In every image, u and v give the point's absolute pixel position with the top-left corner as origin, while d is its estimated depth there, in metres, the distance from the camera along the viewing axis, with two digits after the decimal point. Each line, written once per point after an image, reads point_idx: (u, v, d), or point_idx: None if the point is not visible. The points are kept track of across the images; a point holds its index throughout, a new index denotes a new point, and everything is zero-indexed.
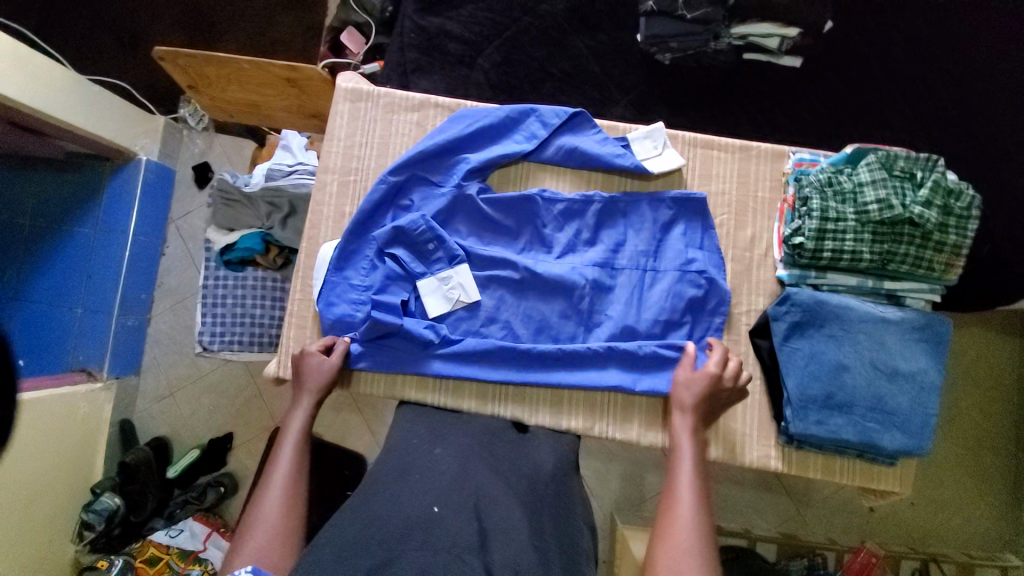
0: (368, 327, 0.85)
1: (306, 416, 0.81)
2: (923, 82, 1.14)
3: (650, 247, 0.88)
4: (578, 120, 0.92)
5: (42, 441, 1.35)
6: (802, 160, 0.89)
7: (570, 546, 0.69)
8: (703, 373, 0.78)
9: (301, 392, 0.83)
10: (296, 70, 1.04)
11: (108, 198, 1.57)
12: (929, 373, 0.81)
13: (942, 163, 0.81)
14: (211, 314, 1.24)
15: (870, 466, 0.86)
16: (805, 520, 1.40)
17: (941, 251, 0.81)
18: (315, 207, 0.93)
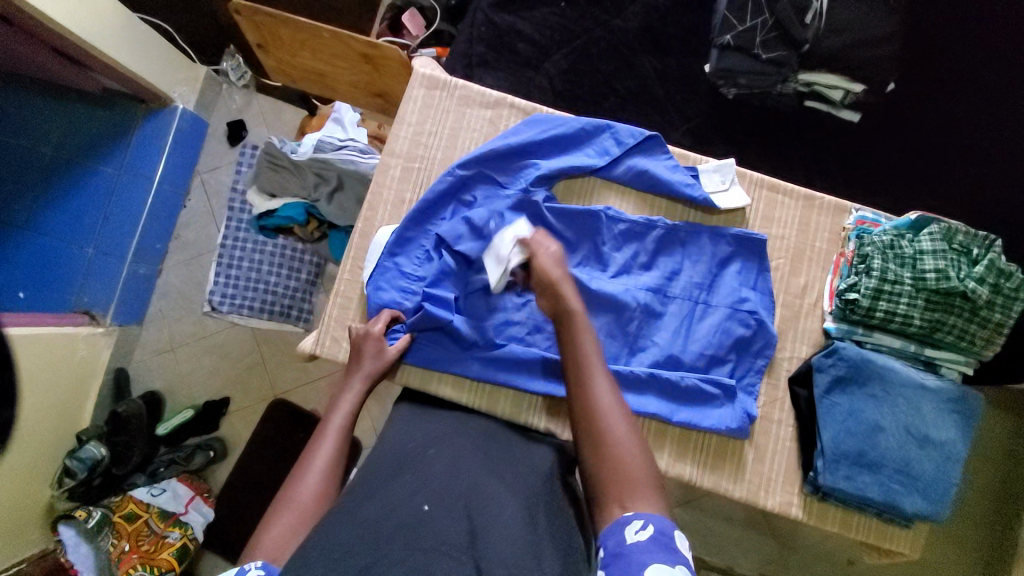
0: (419, 318, 0.85)
1: (356, 399, 0.79)
2: (983, 155, 1.15)
3: (704, 280, 0.89)
4: (651, 143, 0.92)
5: (34, 383, 1.28)
6: (864, 219, 0.91)
7: (566, 543, 0.62)
8: (548, 254, 0.80)
9: (354, 374, 0.81)
10: (376, 48, 1.03)
11: (138, 141, 1.51)
12: (957, 444, 0.83)
13: (1000, 243, 0.82)
14: (225, 275, 1.49)
15: (885, 526, 0.88)
16: (787, 563, 1.41)
17: (985, 327, 0.83)
18: (376, 189, 0.93)
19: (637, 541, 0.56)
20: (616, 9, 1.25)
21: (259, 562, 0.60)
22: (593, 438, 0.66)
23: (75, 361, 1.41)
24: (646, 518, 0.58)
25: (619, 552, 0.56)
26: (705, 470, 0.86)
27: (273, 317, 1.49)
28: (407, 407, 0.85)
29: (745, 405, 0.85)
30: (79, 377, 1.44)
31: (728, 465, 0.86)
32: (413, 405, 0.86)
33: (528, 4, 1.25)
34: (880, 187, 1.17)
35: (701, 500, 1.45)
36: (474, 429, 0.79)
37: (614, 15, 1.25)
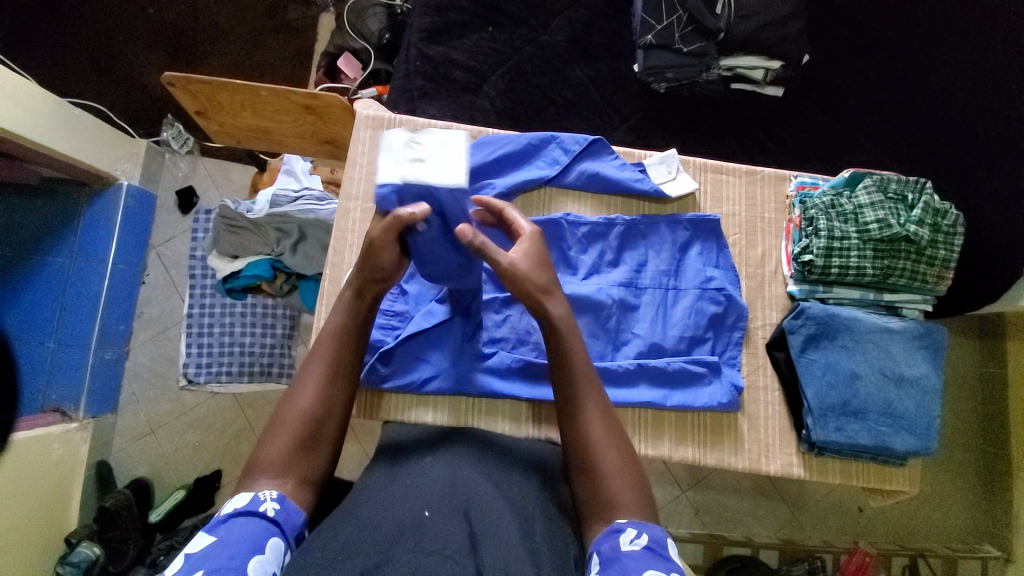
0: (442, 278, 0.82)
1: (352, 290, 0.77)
2: (906, 104, 1.21)
3: (670, 267, 0.93)
4: (596, 147, 0.96)
5: (11, 496, 1.21)
6: (804, 183, 0.97)
7: (562, 550, 0.62)
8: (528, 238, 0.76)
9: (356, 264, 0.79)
10: (317, 98, 1.05)
11: (85, 224, 1.47)
12: (930, 378, 0.87)
13: (930, 185, 0.88)
14: (197, 344, 1.46)
15: (882, 467, 0.91)
16: (801, 524, 1.45)
17: (933, 265, 0.89)
18: (339, 233, 0.93)
19: (632, 549, 0.58)
20: (542, 26, 1.31)
21: (275, 496, 0.61)
22: (586, 454, 0.67)
23: (52, 462, 1.35)
24: (640, 528, 0.60)
25: (614, 556, 0.57)
26: (706, 449, 0.88)
27: (254, 378, 1.46)
28: (397, 429, 0.85)
29: (732, 378, 0.88)
30: (58, 478, 1.36)
31: (726, 440, 0.88)
32: (405, 427, 0.86)
33: (458, 33, 1.29)
34: (813, 152, 1.25)
35: (709, 478, 1.48)
36: (472, 440, 0.80)
37: (541, 32, 1.31)
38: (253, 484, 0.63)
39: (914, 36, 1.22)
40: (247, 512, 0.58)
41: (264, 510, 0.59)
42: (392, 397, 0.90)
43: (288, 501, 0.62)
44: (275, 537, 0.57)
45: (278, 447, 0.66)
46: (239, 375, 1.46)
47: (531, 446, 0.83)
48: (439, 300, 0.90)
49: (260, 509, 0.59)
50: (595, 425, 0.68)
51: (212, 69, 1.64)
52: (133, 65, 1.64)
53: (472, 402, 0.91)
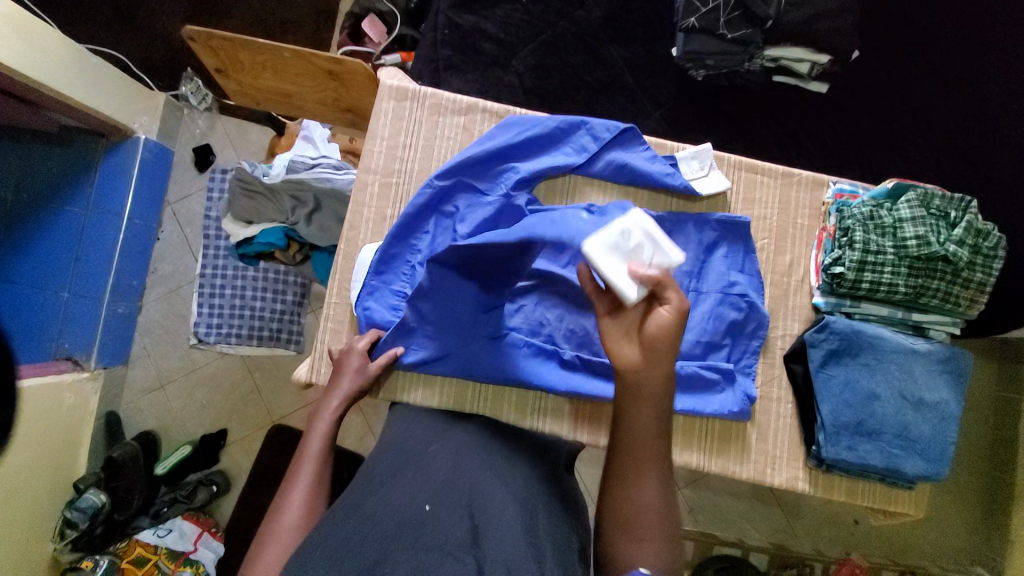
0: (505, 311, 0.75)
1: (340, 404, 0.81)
2: (961, 112, 1.14)
3: (694, 268, 0.89)
4: (627, 136, 0.92)
5: (24, 440, 1.25)
6: (842, 191, 0.92)
7: (564, 543, 0.64)
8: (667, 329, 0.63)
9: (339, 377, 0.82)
10: (340, 62, 1.00)
11: (101, 177, 1.46)
12: (949, 403, 0.85)
13: (975, 204, 0.84)
14: (208, 304, 1.45)
15: (890, 490, 0.89)
16: (794, 530, 1.46)
17: (968, 288, 0.85)
18: (355, 208, 0.90)
19: None
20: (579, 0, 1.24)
21: None
22: (628, 511, 0.61)
23: (63, 409, 1.38)
24: None
25: None
26: (711, 455, 0.87)
27: (263, 343, 1.45)
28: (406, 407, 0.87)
29: (745, 388, 0.86)
30: (69, 424, 1.40)
31: (730, 446, 0.87)
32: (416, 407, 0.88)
33: (490, 2, 1.23)
34: (853, 156, 1.19)
35: (707, 478, 1.49)
36: (481, 429, 0.81)
37: (577, 6, 1.24)
38: None
39: (979, 37, 1.14)
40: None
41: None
42: (400, 378, 0.90)
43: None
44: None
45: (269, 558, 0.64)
46: (248, 338, 1.45)
47: (537, 436, 0.84)
48: None
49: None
50: (650, 490, 0.62)
51: (234, 24, 1.60)
52: (154, 14, 1.59)
53: (479, 389, 0.90)
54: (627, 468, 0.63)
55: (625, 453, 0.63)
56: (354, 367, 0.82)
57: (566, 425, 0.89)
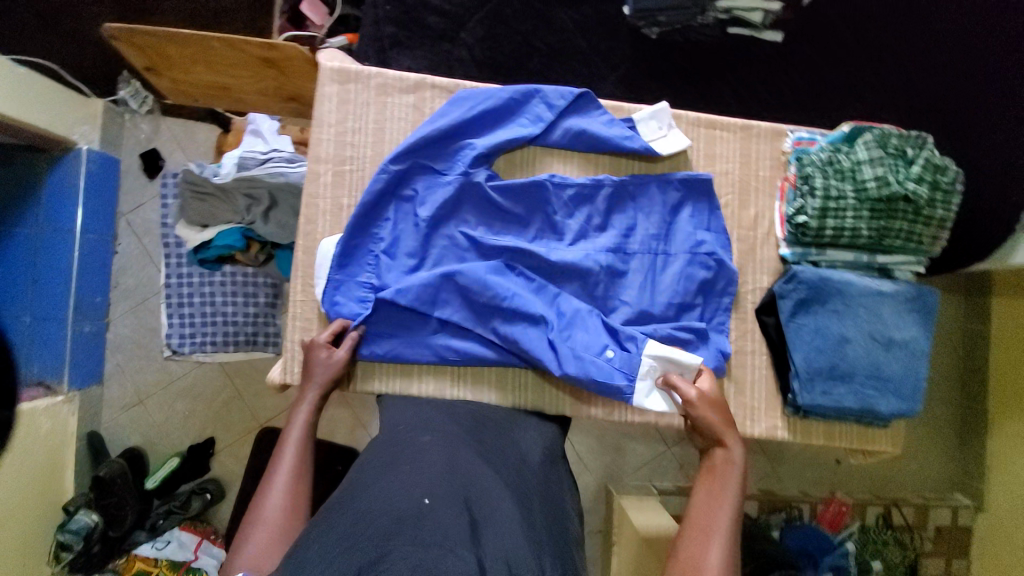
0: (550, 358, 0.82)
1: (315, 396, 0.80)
2: (914, 49, 1.14)
3: (660, 231, 0.89)
4: (582, 101, 0.90)
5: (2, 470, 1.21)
6: (801, 139, 0.92)
7: (558, 528, 0.70)
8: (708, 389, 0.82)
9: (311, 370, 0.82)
10: (274, 48, 0.94)
11: (49, 195, 1.40)
12: (919, 340, 0.86)
13: (931, 140, 0.84)
14: (179, 315, 1.37)
15: (866, 429, 0.92)
16: (780, 475, 1.52)
17: (929, 225, 0.85)
18: (310, 200, 0.87)
19: None
20: None
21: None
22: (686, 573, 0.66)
23: (41, 435, 1.34)
24: None
25: None
26: None
27: (241, 347, 1.39)
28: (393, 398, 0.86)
29: (719, 344, 0.87)
30: (49, 449, 1.36)
31: None
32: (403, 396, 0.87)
33: None
34: (813, 103, 1.18)
35: None
36: (463, 413, 0.82)
37: None
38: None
39: None
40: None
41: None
42: (376, 369, 0.88)
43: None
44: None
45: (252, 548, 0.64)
46: (225, 345, 1.37)
47: (525, 428, 0.85)
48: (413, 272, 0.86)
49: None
50: (715, 557, 0.67)
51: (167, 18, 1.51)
52: (78, 13, 1.49)
53: (457, 373, 0.89)
54: (696, 534, 0.69)
55: (694, 522, 0.71)
56: (323, 360, 0.81)
57: (547, 400, 0.89)
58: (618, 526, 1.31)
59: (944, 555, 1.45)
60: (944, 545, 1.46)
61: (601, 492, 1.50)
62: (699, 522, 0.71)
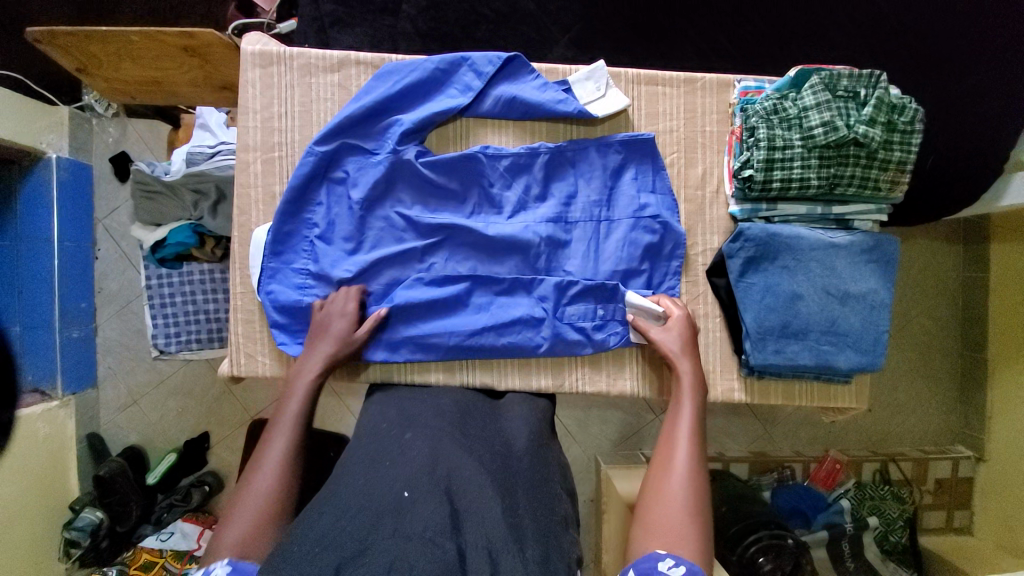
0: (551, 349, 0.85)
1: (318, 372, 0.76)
2: None
3: (602, 196, 0.86)
4: (514, 65, 0.86)
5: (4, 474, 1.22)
6: (748, 88, 0.87)
7: (548, 515, 0.63)
8: (675, 322, 0.81)
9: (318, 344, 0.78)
10: (191, 36, 0.97)
11: (25, 200, 1.36)
12: (879, 293, 0.82)
13: (884, 77, 0.78)
14: (161, 314, 1.18)
15: (827, 386, 0.89)
16: (772, 437, 1.49)
17: (886, 169, 0.80)
18: (242, 190, 0.86)
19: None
20: None
21: (227, 561, 0.54)
22: (658, 483, 0.67)
23: (38, 441, 1.33)
24: (680, 558, 0.59)
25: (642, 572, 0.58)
26: (643, 379, 0.88)
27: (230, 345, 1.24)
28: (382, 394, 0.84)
29: None
30: (49, 453, 1.36)
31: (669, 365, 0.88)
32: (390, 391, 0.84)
33: None
34: (780, 53, 1.03)
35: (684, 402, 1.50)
36: (420, 396, 0.82)
37: None
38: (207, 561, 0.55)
39: None
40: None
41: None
42: None
43: (245, 564, 0.55)
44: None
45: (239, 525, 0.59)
46: (213, 343, 1.22)
47: (510, 417, 0.79)
48: (351, 255, 0.84)
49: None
50: (680, 462, 0.68)
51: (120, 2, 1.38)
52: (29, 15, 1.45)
53: None
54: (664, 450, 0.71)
55: (661, 441, 0.72)
56: (337, 333, 0.79)
57: (497, 377, 0.87)
58: (607, 498, 1.28)
59: (945, 507, 1.42)
60: (943, 497, 1.42)
61: (592, 464, 1.48)
62: (666, 441, 0.72)
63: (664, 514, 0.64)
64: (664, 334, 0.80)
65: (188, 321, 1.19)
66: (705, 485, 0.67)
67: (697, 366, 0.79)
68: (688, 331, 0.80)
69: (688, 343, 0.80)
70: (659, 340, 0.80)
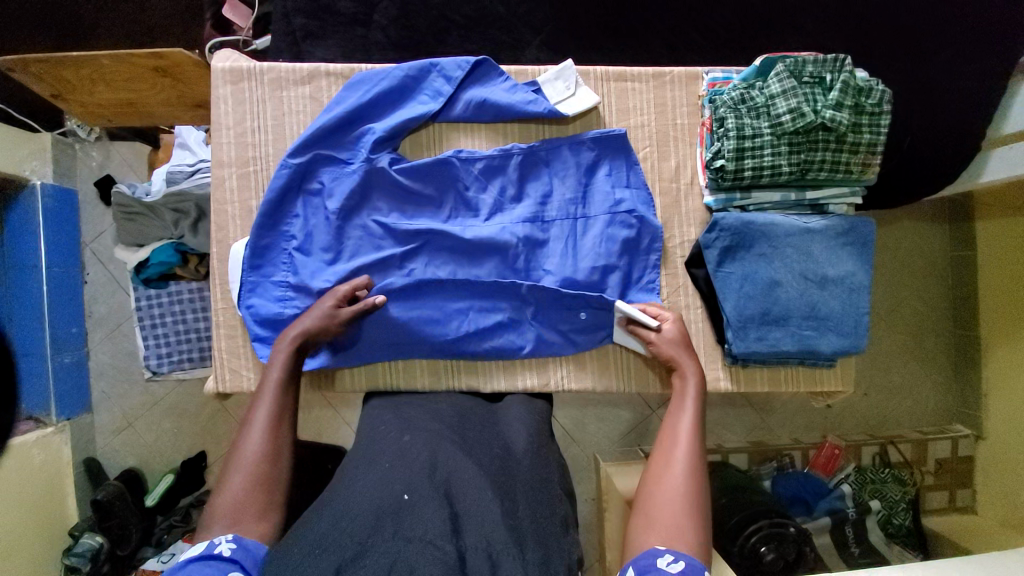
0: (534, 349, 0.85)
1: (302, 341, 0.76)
2: None
3: (577, 194, 0.86)
4: (483, 69, 0.86)
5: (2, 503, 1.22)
6: (715, 80, 0.88)
7: (546, 518, 0.62)
8: (673, 326, 0.81)
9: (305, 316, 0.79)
10: (162, 56, 0.98)
11: (10, 228, 1.36)
12: (857, 275, 0.83)
13: (849, 61, 0.79)
14: (152, 336, 1.19)
15: (813, 370, 0.89)
16: (770, 426, 1.49)
17: (856, 152, 0.80)
18: (219, 206, 0.87)
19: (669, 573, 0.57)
20: None
21: (230, 536, 0.57)
22: (658, 476, 0.67)
23: (34, 468, 1.32)
24: (678, 553, 0.59)
25: (643, 568, 0.58)
26: (629, 375, 0.88)
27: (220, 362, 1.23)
28: (377, 401, 0.84)
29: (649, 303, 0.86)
30: (45, 480, 1.35)
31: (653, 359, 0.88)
32: (383, 397, 0.84)
33: None
34: (749, 43, 1.04)
35: None
36: (405, 401, 0.82)
37: None
38: (204, 528, 0.58)
39: None
40: (203, 556, 0.55)
41: (219, 552, 0.55)
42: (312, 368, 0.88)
43: (248, 540, 0.58)
44: (233, 575, 0.53)
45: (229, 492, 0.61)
46: (202, 361, 1.22)
47: (508, 419, 0.79)
48: (330, 264, 0.85)
49: (215, 552, 0.55)
50: (681, 458, 0.68)
51: (95, 26, 1.39)
52: None
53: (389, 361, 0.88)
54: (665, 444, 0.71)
55: (662, 436, 0.73)
56: (321, 305, 0.79)
57: (482, 379, 0.88)
58: (606, 496, 1.28)
59: (946, 487, 1.42)
60: (944, 477, 1.42)
61: (591, 462, 1.48)
62: (668, 436, 0.72)
63: (663, 507, 0.64)
64: (665, 333, 0.81)
65: (179, 341, 1.20)
66: (705, 480, 0.67)
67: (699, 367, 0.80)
68: (684, 332, 0.81)
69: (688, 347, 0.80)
70: (657, 342, 0.81)
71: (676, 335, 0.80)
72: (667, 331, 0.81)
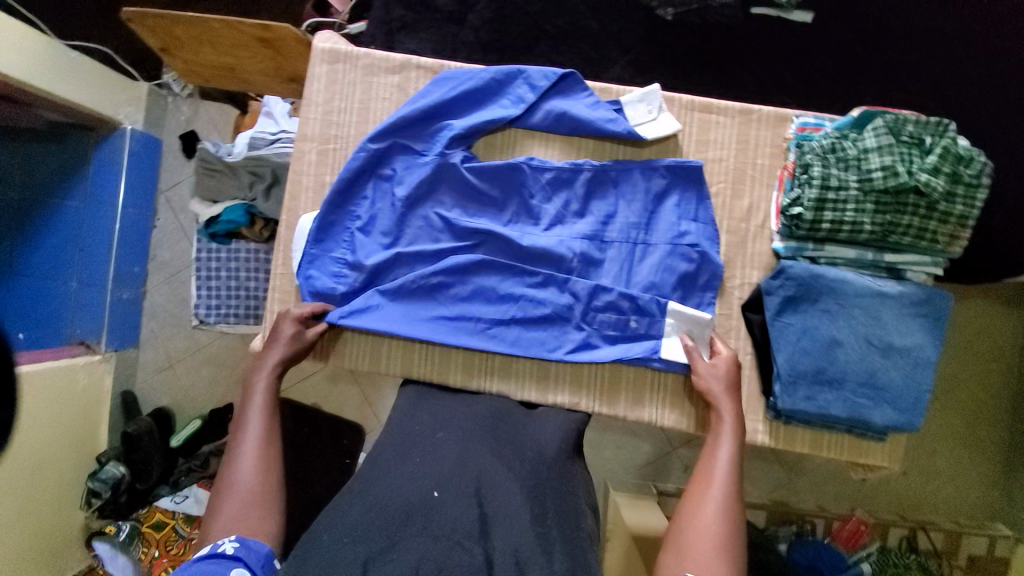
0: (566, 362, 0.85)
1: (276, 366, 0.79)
2: None
3: (641, 219, 0.85)
4: (568, 82, 0.87)
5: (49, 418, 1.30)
6: (806, 125, 0.85)
7: (573, 529, 0.63)
8: (724, 358, 0.80)
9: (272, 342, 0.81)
10: (267, 28, 1.04)
11: (98, 166, 1.47)
12: (926, 349, 0.78)
13: (954, 127, 0.75)
14: (206, 287, 1.25)
15: (859, 441, 0.85)
16: (796, 487, 1.41)
17: (946, 222, 0.76)
18: (295, 176, 0.90)
19: None
20: None
21: (233, 538, 0.62)
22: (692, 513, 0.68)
23: (79, 391, 1.41)
24: None
25: None
26: (664, 409, 0.86)
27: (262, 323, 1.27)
28: (413, 388, 0.87)
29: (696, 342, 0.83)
30: (86, 404, 1.43)
31: (689, 402, 0.86)
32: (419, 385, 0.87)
33: None
34: (844, 92, 1.01)
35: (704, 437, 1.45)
36: (437, 397, 0.84)
37: None
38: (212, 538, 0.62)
39: None
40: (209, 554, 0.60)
41: (223, 550, 0.60)
42: (348, 347, 0.89)
43: (254, 541, 0.62)
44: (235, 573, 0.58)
45: (226, 515, 0.65)
46: (247, 319, 1.27)
47: (542, 425, 0.78)
48: (387, 248, 0.87)
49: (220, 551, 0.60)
50: (716, 499, 0.68)
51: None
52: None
53: (425, 351, 0.88)
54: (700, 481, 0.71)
55: (698, 473, 0.73)
56: (287, 334, 0.81)
57: (514, 387, 0.87)
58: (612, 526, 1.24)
59: None
60: None
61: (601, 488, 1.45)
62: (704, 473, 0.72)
63: (695, 546, 0.64)
64: (710, 367, 0.79)
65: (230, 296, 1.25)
66: (738, 523, 0.67)
67: (738, 408, 0.78)
68: (735, 364, 0.80)
69: (733, 380, 0.79)
70: (700, 371, 0.80)
71: (726, 364, 0.79)
72: (719, 361, 0.80)
